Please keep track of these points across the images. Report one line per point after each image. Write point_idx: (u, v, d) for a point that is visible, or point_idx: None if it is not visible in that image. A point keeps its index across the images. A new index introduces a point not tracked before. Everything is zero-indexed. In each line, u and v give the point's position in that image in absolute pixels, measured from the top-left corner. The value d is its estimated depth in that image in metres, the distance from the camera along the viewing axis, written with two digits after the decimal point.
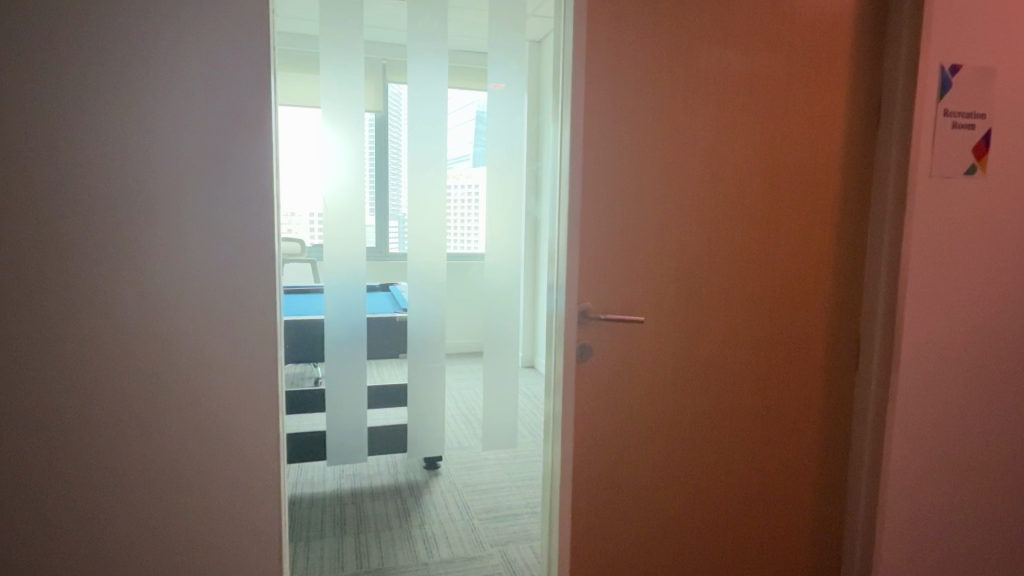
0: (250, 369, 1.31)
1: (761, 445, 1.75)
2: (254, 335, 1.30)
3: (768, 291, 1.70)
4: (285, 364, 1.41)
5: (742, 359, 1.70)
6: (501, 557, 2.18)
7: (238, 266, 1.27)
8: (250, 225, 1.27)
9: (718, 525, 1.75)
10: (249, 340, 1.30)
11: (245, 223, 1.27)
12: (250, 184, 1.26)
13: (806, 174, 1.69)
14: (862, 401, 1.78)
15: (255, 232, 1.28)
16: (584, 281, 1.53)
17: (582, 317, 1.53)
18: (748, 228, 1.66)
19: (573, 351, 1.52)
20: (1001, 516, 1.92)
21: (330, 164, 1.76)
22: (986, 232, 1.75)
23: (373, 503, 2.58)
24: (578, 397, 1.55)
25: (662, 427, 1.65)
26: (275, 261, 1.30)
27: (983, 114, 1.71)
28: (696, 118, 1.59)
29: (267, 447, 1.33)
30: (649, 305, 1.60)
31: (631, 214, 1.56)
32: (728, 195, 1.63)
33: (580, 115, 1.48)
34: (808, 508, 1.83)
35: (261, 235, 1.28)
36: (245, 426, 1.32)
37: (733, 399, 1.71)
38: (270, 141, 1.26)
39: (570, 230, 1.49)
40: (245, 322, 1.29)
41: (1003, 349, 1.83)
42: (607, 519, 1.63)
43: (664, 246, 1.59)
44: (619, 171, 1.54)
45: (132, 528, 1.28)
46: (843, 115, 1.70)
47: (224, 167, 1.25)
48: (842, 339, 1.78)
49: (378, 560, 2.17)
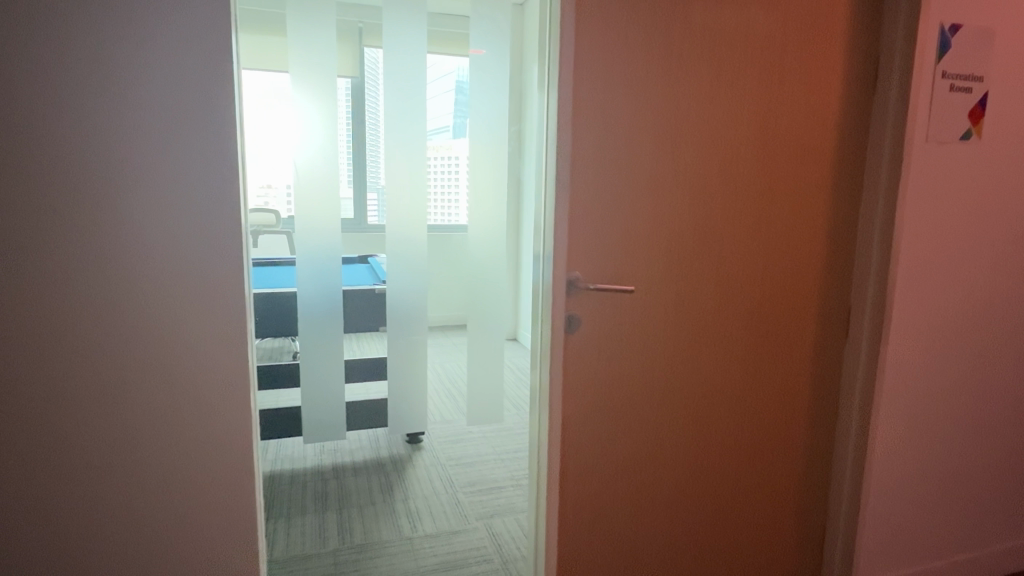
0: (219, 346, 1.23)
1: (749, 415, 1.73)
2: (221, 311, 1.22)
3: (760, 260, 1.66)
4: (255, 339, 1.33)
5: (732, 331, 1.67)
6: (486, 531, 2.16)
7: (201, 235, 1.19)
8: (214, 192, 1.18)
9: (705, 496, 1.73)
10: (218, 314, 1.22)
11: (209, 188, 1.18)
12: (212, 148, 1.17)
13: (800, 142, 1.64)
14: (852, 371, 1.77)
15: (222, 198, 1.19)
16: (571, 252, 1.47)
17: (571, 293, 1.48)
18: (740, 195, 1.61)
19: (561, 323, 1.47)
20: (982, 480, 1.94)
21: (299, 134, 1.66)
22: (978, 199, 1.72)
23: (355, 477, 2.54)
24: (567, 374, 1.51)
25: (651, 398, 1.62)
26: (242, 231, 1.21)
27: (980, 77, 1.66)
28: (689, 81, 1.51)
29: (240, 426, 1.27)
30: (638, 277, 1.55)
31: (622, 182, 1.50)
32: (720, 160, 1.57)
33: (570, 78, 1.40)
34: (794, 478, 1.83)
35: (227, 203, 1.19)
36: (216, 404, 1.25)
37: (723, 371, 1.68)
38: (235, 99, 1.17)
39: (558, 199, 1.43)
40: (212, 295, 1.21)
41: (991, 317, 1.82)
42: (595, 492, 1.61)
43: (655, 213, 1.54)
44: (610, 135, 1.47)
45: (99, 517, 1.22)
46: (838, 80, 1.64)
47: (183, 128, 1.15)
48: (833, 308, 1.75)
49: (361, 535, 2.14)
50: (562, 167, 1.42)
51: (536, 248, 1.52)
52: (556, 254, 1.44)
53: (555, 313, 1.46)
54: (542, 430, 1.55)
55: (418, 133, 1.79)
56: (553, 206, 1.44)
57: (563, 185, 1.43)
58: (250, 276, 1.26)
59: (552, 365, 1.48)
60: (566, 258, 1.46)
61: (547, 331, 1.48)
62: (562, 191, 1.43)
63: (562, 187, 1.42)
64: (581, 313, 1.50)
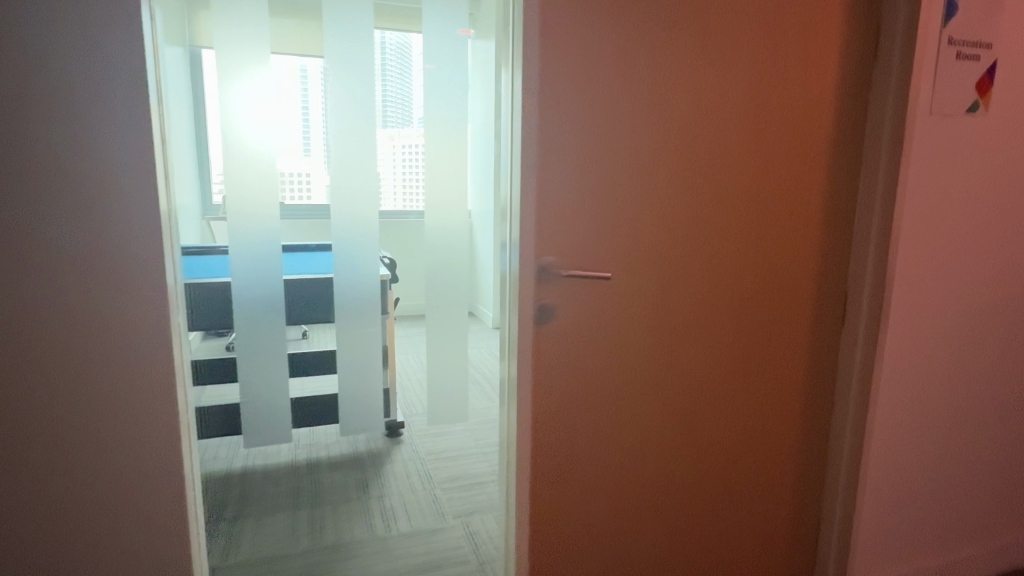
0: (139, 342, 1.12)
1: (739, 408, 1.63)
2: (140, 303, 1.11)
3: (751, 243, 1.54)
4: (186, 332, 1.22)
5: (721, 318, 1.56)
6: (464, 530, 2.06)
7: (117, 220, 1.08)
8: (129, 172, 1.07)
9: (692, 494, 1.63)
10: (139, 304, 1.11)
11: (125, 168, 1.07)
12: (125, 123, 1.06)
13: (794, 116, 1.52)
14: (848, 363, 1.66)
15: (139, 177, 1.08)
16: (543, 235, 1.35)
17: (542, 280, 1.36)
18: (729, 174, 1.49)
19: (530, 314, 1.35)
20: (983, 473, 1.85)
21: (234, 107, 1.63)
22: (984, 178, 1.61)
23: (331, 473, 2.43)
24: (538, 367, 1.40)
25: (632, 392, 1.51)
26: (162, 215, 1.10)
27: (988, 44, 1.54)
28: (672, 48, 1.38)
29: (172, 428, 1.17)
30: (618, 262, 1.43)
31: (597, 160, 1.37)
32: (708, 136, 1.45)
33: (536, 44, 1.27)
34: (786, 474, 1.73)
35: (144, 184, 1.08)
36: (143, 406, 1.14)
37: (711, 362, 1.57)
38: (148, 65, 1.05)
39: (524, 179, 1.31)
40: (131, 285, 1.10)
41: (995, 302, 1.71)
42: (573, 492, 1.51)
43: (636, 194, 1.42)
44: (585, 108, 1.34)
45: (19, 531, 1.11)
46: (834, 48, 1.51)
47: (89, 101, 1.03)
48: (828, 295, 1.64)
49: (333, 535, 2.03)
50: (529, 143, 1.30)
51: (503, 231, 1.40)
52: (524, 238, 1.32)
53: (523, 302, 1.34)
54: (512, 428, 1.44)
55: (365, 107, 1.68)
56: (517, 186, 1.32)
57: (530, 162, 1.30)
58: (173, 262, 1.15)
59: (520, 358, 1.38)
60: (536, 241, 1.34)
61: (515, 321, 1.36)
62: (530, 169, 1.31)
63: (528, 165, 1.30)
64: (554, 301, 1.38)
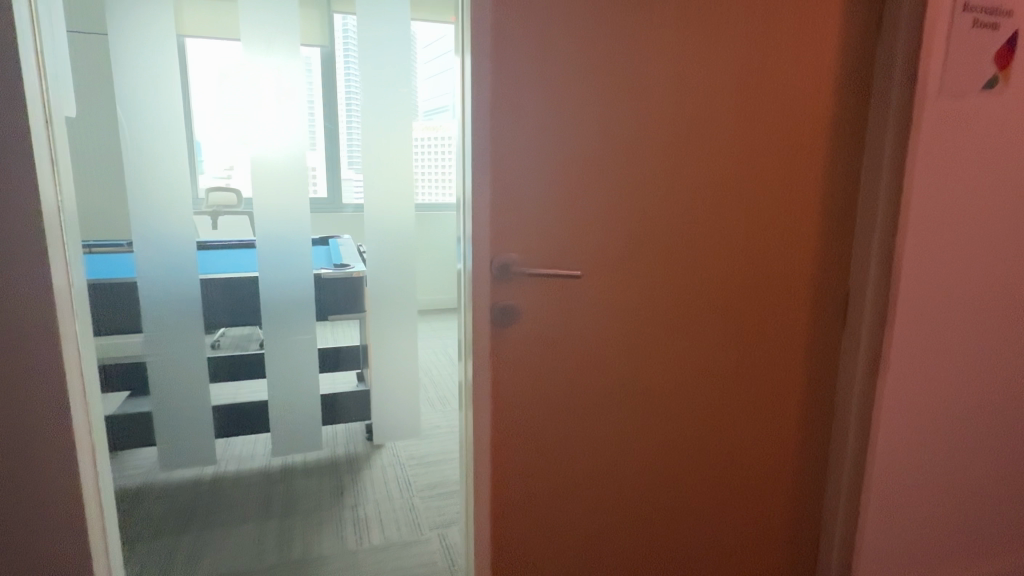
0: (18, 359, 0.96)
1: (729, 415, 1.49)
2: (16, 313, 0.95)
3: (742, 237, 1.40)
4: (86, 344, 1.07)
5: (712, 318, 1.41)
6: (440, 542, 1.94)
7: None
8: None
9: (679, 507, 1.50)
10: (17, 314, 0.95)
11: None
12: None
13: (790, 95, 1.36)
14: (850, 366, 1.52)
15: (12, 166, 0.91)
16: (504, 233, 1.21)
17: (506, 281, 1.22)
18: (717, 160, 1.34)
19: (488, 317, 1.22)
20: (998, 485, 1.71)
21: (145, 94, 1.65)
22: (1003, 161, 1.46)
23: (305, 479, 2.32)
24: (499, 374, 1.27)
25: (611, 399, 1.38)
26: (44, 209, 0.94)
27: (1009, 13, 1.38)
28: (651, 17, 1.23)
29: (67, 456, 1.01)
30: (593, 259, 1.29)
31: (567, 143, 1.23)
32: (692, 117, 1.30)
33: (486, 23, 1.13)
34: (783, 485, 1.59)
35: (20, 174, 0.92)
36: (30, 432, 0.99)
37: (699, 367, 1.43)
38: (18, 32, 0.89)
39: (478, 174, 1.17)
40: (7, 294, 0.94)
41: (1013, 299, 1.56)
42: (545, 507, 1.38)
43: (610, 180, 1.28)
44: (549, 86, 1.19)
45: None
46: (835, 17, 1.36)
47: None
48: (829, 293, 1.50)
49: (301, 547, 1.92)
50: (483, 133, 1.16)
51: (459, 227, 1.26)
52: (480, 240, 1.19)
53: (481, 309, 1.21)
54: (471, 444, 1.32)
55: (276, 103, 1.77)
56: (469, 184, 1.19)
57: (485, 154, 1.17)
58: (64, 263, 0.99)
59: (478, 371, 1.25)
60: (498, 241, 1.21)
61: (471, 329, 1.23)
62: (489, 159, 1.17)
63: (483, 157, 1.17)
64: (518, 306, 1.24)
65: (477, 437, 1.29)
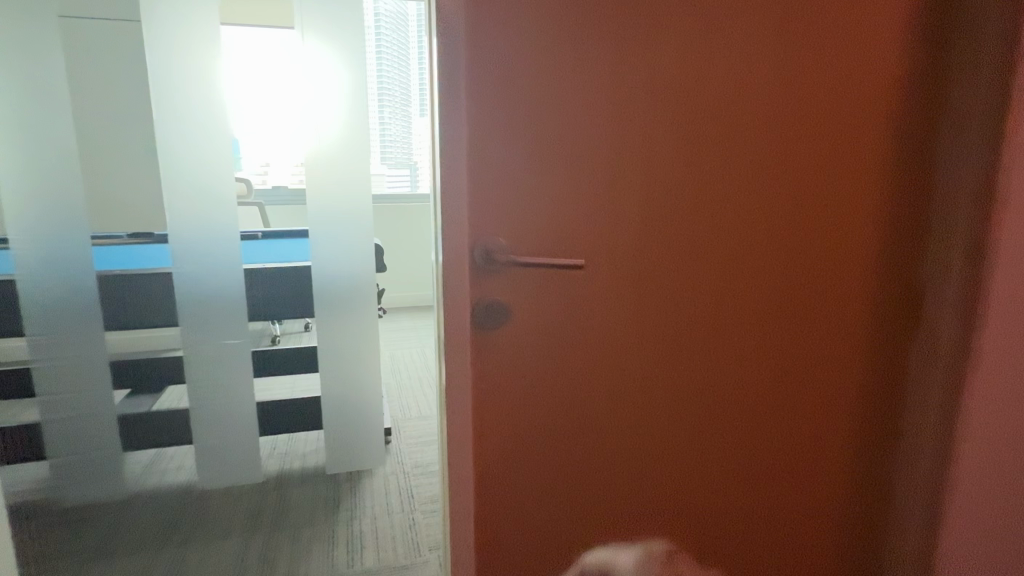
0: None
1: (761, 429, 1.24)
2: None
3: (779, 216, 1.14)
4: None
5: (738, 308, 1.16)
6: (440, 564, 1.74)
7: None
8: None
9: (700, 536, 1.27)
10: None
11: None
12: None
13: (845, 40, 1.08)
14: (922, 377, 1.24)
15: None
16: (486, 218, 0.99)
17: (489, 274, 1.01)
18: (747, 124, 1.08)
19: (463, 318, 1.00)
20: None
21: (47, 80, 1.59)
22: None
23: (302, 487, 2.15)
24: (482, 385, 1.06)
25: (620, 415, 1.15)
26: None
27: None
28: None
29: None
30: (600, 250, 1.06)
31: (562, 102, 0.99)
32: (715, 71, 1.04)
33: None
34: (833, 513, 1.32)
35: None
36: None
37: (720, 370, 1.19)
38: None
39: (450, 154, 0.96)
40: None
41: None
42: (545, 540, 1.17)
43: (619, 149, 1.04)
44: (535, 32, 0.96)
45: None
46: None
47: None
48: (894, 286, 1.22)
49: (287, 566, 1.74)
50: (453, 101, 0.94)
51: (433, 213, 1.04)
52: (454, 232, 0.98)
53: (459, 315, 1.00)
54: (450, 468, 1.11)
55: (192, 99, 1.71)
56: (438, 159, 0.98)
57: (456, 126, 0.95)
58: None
59: (456, 388, 1.04)
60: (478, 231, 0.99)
61: (444, 338, 1.02)
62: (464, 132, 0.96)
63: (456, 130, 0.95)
64: (504, 310, 1.03)
65: (456, 462, 1.09)
